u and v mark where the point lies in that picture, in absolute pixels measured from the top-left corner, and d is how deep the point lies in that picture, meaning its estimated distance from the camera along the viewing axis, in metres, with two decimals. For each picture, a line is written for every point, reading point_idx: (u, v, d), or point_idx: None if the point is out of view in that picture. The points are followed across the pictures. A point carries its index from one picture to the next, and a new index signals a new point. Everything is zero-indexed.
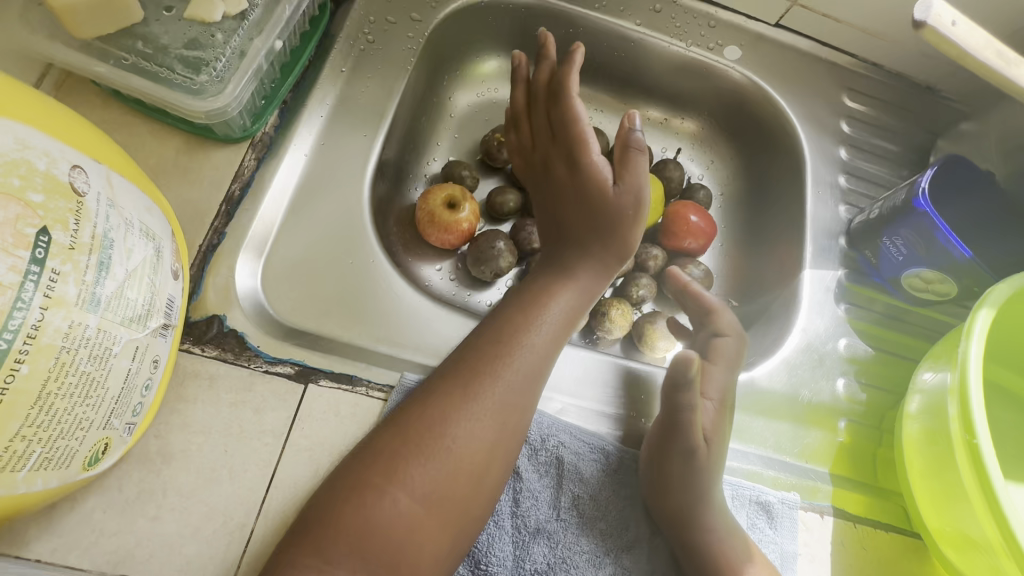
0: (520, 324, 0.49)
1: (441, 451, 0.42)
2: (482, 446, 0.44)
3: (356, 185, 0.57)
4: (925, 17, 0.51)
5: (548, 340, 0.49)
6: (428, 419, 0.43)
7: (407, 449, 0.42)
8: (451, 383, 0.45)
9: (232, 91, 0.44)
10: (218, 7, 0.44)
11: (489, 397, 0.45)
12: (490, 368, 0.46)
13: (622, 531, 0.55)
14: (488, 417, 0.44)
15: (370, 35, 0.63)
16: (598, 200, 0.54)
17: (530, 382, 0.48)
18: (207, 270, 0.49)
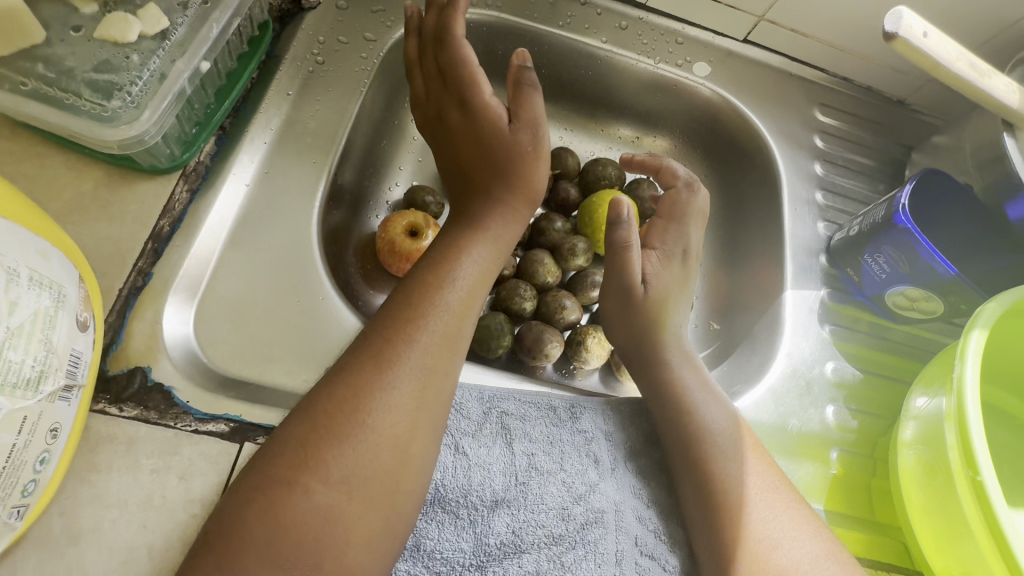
0: (432, 284, 0.45)
1: (360, 433, 0.38)
2: (403, 417, 0.39)
3: (305, 216, 0.53)
4: (896, 29, 0.49)
5: (467, 294, 0.45)
6: (343, 398, 0.39)
7: (322, 436, 0.37)
8: (362, 357, 0.41)
9: (148, 118, 0.39)
10: (133, 27, 0.40)
11: (404, 364, 0.41)
12: (404, 332, 0.42)
13: (586, 471, 0.51)
14: (405, 385, 0.40)
15: (319, 56, 0.59)
16: (489, 138, 0.51)
17: (450, 343, 0.43)
18: (130, 315, 0.44)
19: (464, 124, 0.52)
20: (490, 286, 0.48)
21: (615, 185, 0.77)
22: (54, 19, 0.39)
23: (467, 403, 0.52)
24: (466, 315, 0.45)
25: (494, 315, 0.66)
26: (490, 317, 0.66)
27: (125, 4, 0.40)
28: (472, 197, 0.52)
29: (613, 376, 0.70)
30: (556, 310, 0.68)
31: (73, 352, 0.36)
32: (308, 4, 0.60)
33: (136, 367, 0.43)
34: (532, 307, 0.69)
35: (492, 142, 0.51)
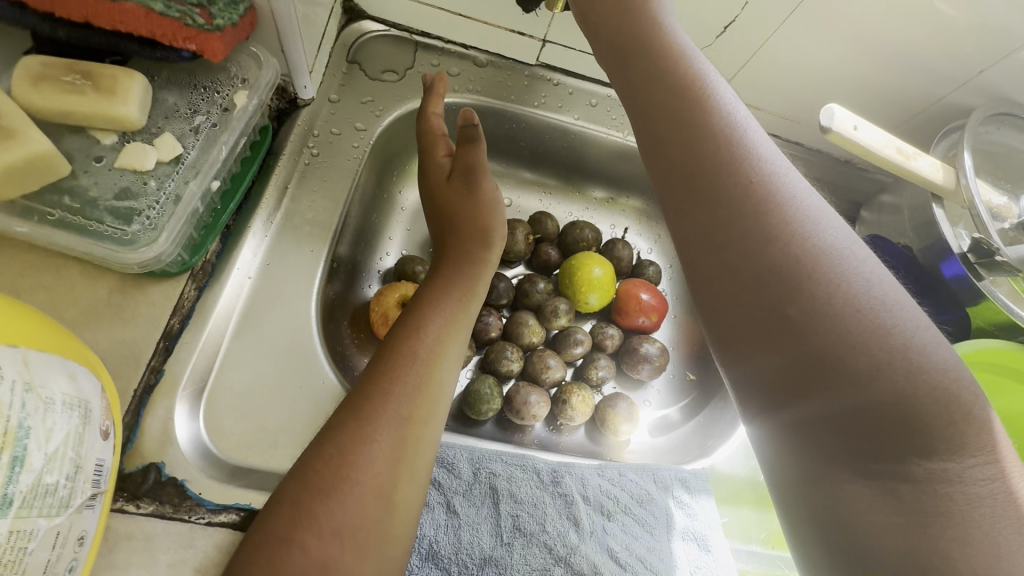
0: (405, 335, 0.46)
1: (347, 487, 0.39)
2: (386, 467, 0.40)
3: (303, 302, 0.57)
4: (829, 124, 0.55)
5: (441, 342, 0.47)
6: (332, 455, 0.40)
7: (314, 494, 0.38)
8: (345, 412, 0.42)
9: (165, 239, 0.43)
10: (150, 156, 0.44)
11: (384, 416, 0.42)
12: (384, 385, 0.43)
13: (567, 531, 0.55)
14: (386, 437, 0.41)
15: (314, 148, 0.64)
16: (442, 189, 0.58)
17: (426, 387, 0.44)
18: (144, 413, 0.47)
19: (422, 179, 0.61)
20: (466, 329, 0.49)
21: (592, 246, 0.82)
22: (78, 152, 0.43)
23: (458, 462, 0.55)
24: (442, 362, 0.46)
25: (483, 378, 0.70)
26: (479, 381, 0.70)
27: (142, 134, 0.45)
28: (441, 252, 0.55)
29: (599, 430, 0.73)
30: (541, 370, 0.72)
31: (98, 460, 0.40)
32: (302, 101, 0.65)
33: (150, 463, 0.46)
34: (519, 367, 0.73)
35: (443, 196, 0.58)
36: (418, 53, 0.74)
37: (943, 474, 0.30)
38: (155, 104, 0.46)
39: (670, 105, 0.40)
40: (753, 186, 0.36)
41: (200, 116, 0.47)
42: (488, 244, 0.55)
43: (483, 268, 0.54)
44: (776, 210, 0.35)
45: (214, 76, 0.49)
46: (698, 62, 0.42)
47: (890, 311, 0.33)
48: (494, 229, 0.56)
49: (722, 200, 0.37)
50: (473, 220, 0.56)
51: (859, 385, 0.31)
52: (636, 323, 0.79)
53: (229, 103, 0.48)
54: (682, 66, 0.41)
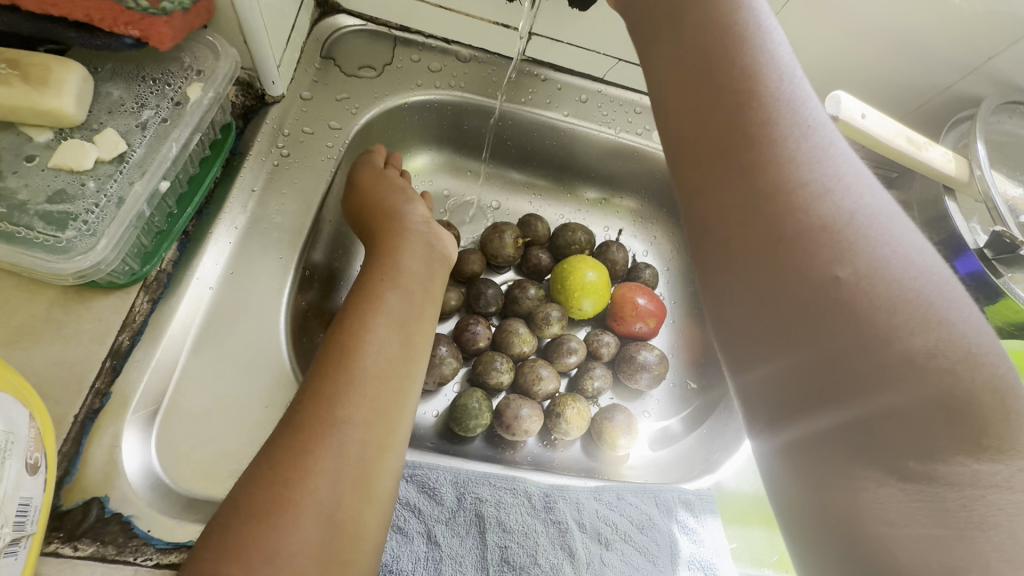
0: (349, 334, 0.41)
1: (287, 509, 0.34)
2: (331, 483, 0.35)
3: (271, 313, 0.52)
4: (836, 112, 0.52)
5: (390, 338, 0.42)
6: (267, 474, 0.35)
7: (250, 525, 0.33)
8: (284, 426, 0.37)
9: (105, 247, 0.38)
10: (89, 153, 0.39)
11: (329, 426, 0.37)
12: (323, 389, 0.38)
13: (559, 564, 0.50)
14: (328, 447, 0.36)
15: (284, 148, 0.60)
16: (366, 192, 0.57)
17: (376, 389, 0.39)
18: (86, 441, 0.42)
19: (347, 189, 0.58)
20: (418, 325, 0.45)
21: (586, 249, 0.77)
22: (6, 150, 0.39)
23: (441, 488, 0.51)
24: (392, 361, 0.41)
25: (471, 392, 0.65)
26: (467, 394, 0.65)
27: (81, 130, 0.40)
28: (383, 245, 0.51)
29: (595, 445, 0.68)
30: (533, 382, 0.68)
31: (22, 499, 0.35)
32: (271, 98, 0.60)
33: (92, 497, 0.41)
34: (510, 378, 0.69)
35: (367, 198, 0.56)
36: (397, 48, 0.70)
37: (987, 477, 0.26)
38: (97, 98, 0.42)
39: (700, 58, 0.35)
40: (785, 144, 0.31)
41: (148, 111, 0.43)
42: (427, 240, 0.52)
43: (427, 263, 0.50)
44: (802, 176, 0.31)
45: (165, 68, 0.45)
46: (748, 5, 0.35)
47: (942, 287, 0.28)
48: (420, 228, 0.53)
49: (741, 167, 0.32)
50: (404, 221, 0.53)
51: (885, 380, 0.27)
52: (633, 330, 0.74)
53: (182, 97, 0.44)
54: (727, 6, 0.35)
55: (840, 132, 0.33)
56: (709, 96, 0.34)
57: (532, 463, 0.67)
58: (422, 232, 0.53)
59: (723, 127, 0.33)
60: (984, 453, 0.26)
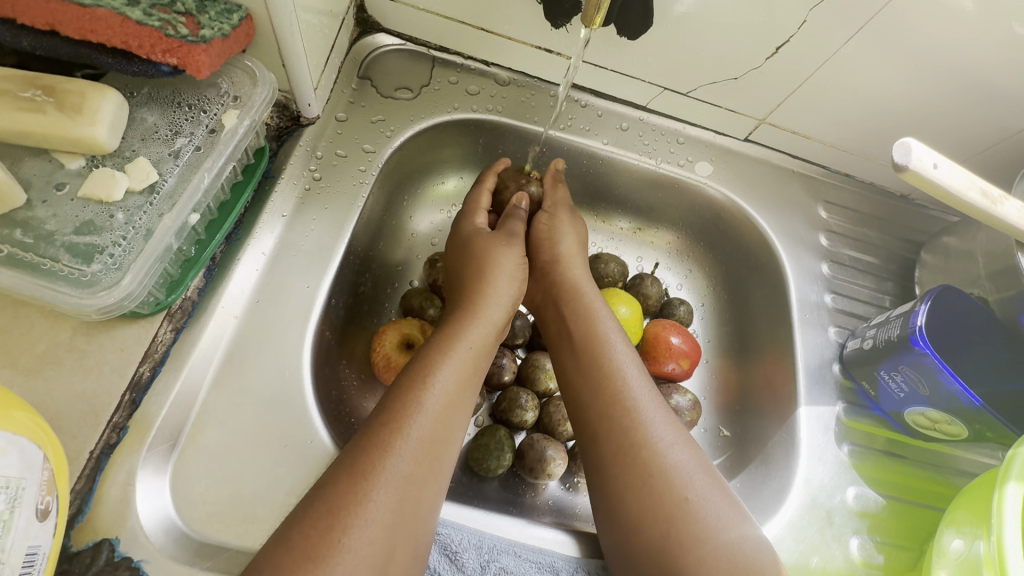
0: (411, 386, 0.44)
1: (340, 556, 0.36)
2: (384, 534, 0.38)
3: (295, 347, 0.50)
4: (905, 161, 0.48)
5: (450, 397, 0.45)
6: (324, 517, 0.37)
7: (299, 566, 0.35)
8: (342, 470, 0.39)
9: (129, 283, 0.37)
10: (119, 183, 0.38)
11: (387, 476, 0.39)
12: (384, 440, 0.41)
13: None
14: (385, 498, 0.39)
15: (316, 171, 0.58)
16: (480, 238, 0.58)
17: (433, 445, 0.42)
18: (100, 479, 0.40)
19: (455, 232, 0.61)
20: (474, 382, 0.48)
21: (618, 282, 0.74)
22: (37, 178, 0.37)
23: (464, 554, 0.50)
24: (450, 420, 0.44)
25: (494, 429, 0.63)
26: (490, 433, 0.62)
27: (113, 158, 0.39)
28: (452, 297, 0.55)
29: None
30: (558, 422, 0.65)
31: (29, 549, 0.33)
32: (306, 120, 0.59)
33: (103, 538, 0.39)
34: (534, 417, 0.66)
35: (478, 249, 0.57)
36: (436, 69, 0.69)
37: None
38: (132, 124, 0.41)
39: (600, 398, 0.51)
40: (625, 426, 0.49)
41: (182, 139, 0.41)
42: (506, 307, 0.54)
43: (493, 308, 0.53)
44: (644, 435, 0.48)
45: (202, 93, 0.43)
46: (619, 346, 0.54)
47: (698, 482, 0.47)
48: (505, 295, 0.55)
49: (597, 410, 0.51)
50: (478, 274, 0.55)
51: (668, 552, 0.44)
52: (665, 370, 0.71)
53: (217, 124, 0.42)
54: (603, 350, 0.53)
55: (654, 405, 0.50)
56: (619, 436, 0.48)
57: (552, 507, 0.64)
58: (503, 298, 0.54)
59: (617, 449, 0.48)
60: None
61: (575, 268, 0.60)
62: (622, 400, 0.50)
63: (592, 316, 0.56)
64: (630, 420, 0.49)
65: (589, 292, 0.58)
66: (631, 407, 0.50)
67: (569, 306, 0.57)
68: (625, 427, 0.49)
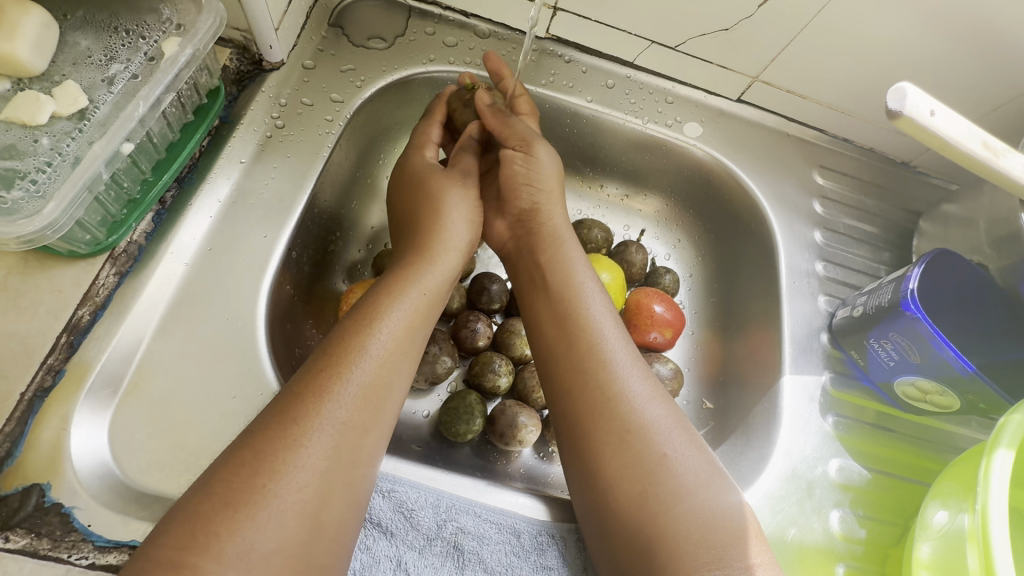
0: (356, 331, 0.42)
1: (265, 501, 0.34)
2: (315, 479, 0.36)
3: (249, 298, 0.48)
4: (900, 107, 0.44)
5: (395, 342, 0.43)
6: (249, 460, 0.35)
7: (218, 510, 0.33)
8: (274, 414, 0.37)
9: (52, 212, 0.34)
10: (44, 107, 0.35)
11: (323, 421, 0.37)
12: (320, 383, 0.39)
13: None
14: (320, 445, 0.36)
15: (279, 119, 0.55)
16: (432, 177, 0.56)
17: (375, 392, 0.40)
18: (32, 423, 0.39)
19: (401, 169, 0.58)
20: (423, 332, 0.45)
21: (601, 248, 0.71)
22: None
23: (420, 512, 0.47)
24: (394, 363, 0.42)
25: (464, 395, 0.61)
26: (459, 398, 0.60)
27: (40, 81, 0.37)
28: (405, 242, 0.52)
29: None
30: (532, 389, 0.62)
31: None
32: (269, 65, 0.56)
33: (32, 483, 0.37)
34: (507, 383, 0.63)
35: (429, 188, 0.55)
36: (412, 19, 0.65)
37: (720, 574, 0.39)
38: (63, 48, 0.38)
39: (575, 352, 0.48)
40: (590, 376, 0.46)
41: (117, 65, 0.39)
42: (456, 254, 0.52)
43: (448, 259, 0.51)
44: (620, 391, 0.46)
45: (142, 19, 0.40)
46: (597, 300, 0.51)
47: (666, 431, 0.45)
48: (457, 240, 0.53)
49: (562, 362, 0.48)
50: (434, 219, 0.53)
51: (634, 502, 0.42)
52: (647, 339, 0.68)
53: (156, 51, 0.40)
54: (578, 303, 0.50)
55: (622, 354, 0.48)
56: (583, 388, 0.46)
57: (525, 475, 0.62)
58: (458, 245, 0.52)
59: (591, 404, 0.45)
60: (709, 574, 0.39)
61: (552, 213, 0.57)
62: (598, 354, 0.47)
63: (568, 268, 0.53)
64: (605, 374, 0.46)
65: (566, 243, 0.55)
66: (607, 361, 0.47)
67: (545, 258, 0.54)
68: (601, 382, 0.46)
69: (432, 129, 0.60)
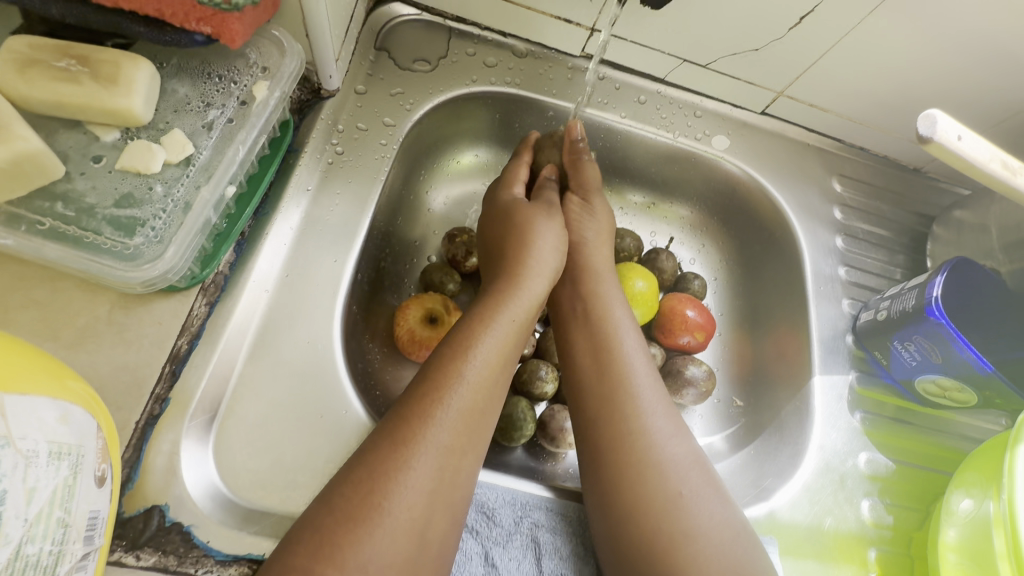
0: (450, 359, 0.45)
1: (381, 519, 0.38)
2: (422, 501, 0.40)
3: (326, 321, 0.51)
4: (930, 133, 0.47)
5: (491, 369, 0.46)
6: (366, 480, 0.39)
7: (343, 525, 0.37)
8: (384, 438, 0.41)
9: (173, 255, 0.37)
10: (157, 156, 0.38)
11: (428, 445, 0.41)
12: (425, 412, 0.42)
13: None
14: (426, 467, 0.40)
15: (338, 145, 0.58)
16: (519, 210, 0.59)
17: (473, 416, 0.44)
18: (146, 449, 0.41)
19: (490, 204, 0.62)
20: (513, 357, 0.49)
21: (633, 257, 0.75)
22: (73, 150, 0.37)
23: (500, 511, 0.52)
24: (490, 391, 0.45)
25: (515, 400, 0.64)
26: (511, 404, 0.63)
27: (147, 130, 0.39)
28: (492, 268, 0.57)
29: None
30: None
31: (90, 514, 0.34)
32: (326, 92, 0.58)
33: (153, 504, 0.40)
34: (553, 388, 0.67)
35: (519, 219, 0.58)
36: (453, 40, 0.67)
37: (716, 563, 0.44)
38: (164, 95, 0.40)
39: (603, 386, 0.52)
40: (612, 386, 0.52)
41: (214, 111, 0.41)
42: (542, 274, 0.54)
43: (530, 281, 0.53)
44: (645, 427, 0.50)
45: (231, 64, 0.42)
46: (629, 338, 0.55)
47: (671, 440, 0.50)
48: (549, 263, 0.55)
49: (587, 374, 0.53)
50: (519, 243, 0.56)
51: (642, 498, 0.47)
52: (679, 343, 0.72)
53: (248, 95, 0.42)
54: (613, 339, 0.54)
55: (642, 371, 0.53)
56: (606, 397, 0.51)
57: (572, 474, 0.66)
58: (543, 267, 0.55)
59: (622, 435, 0.50)
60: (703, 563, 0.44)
61: (598, 252, 0.61)
62: (627, 390, 0.51)
63: (594, 292, 0.58)
64: (633, 410, 0.50)
65: (607, 282, 0.59)
66: (636, 398, 0.51)
67: (584, 293, 0.58)
68: (627, 418, 0.50)
69: (518, 168, 0.64)
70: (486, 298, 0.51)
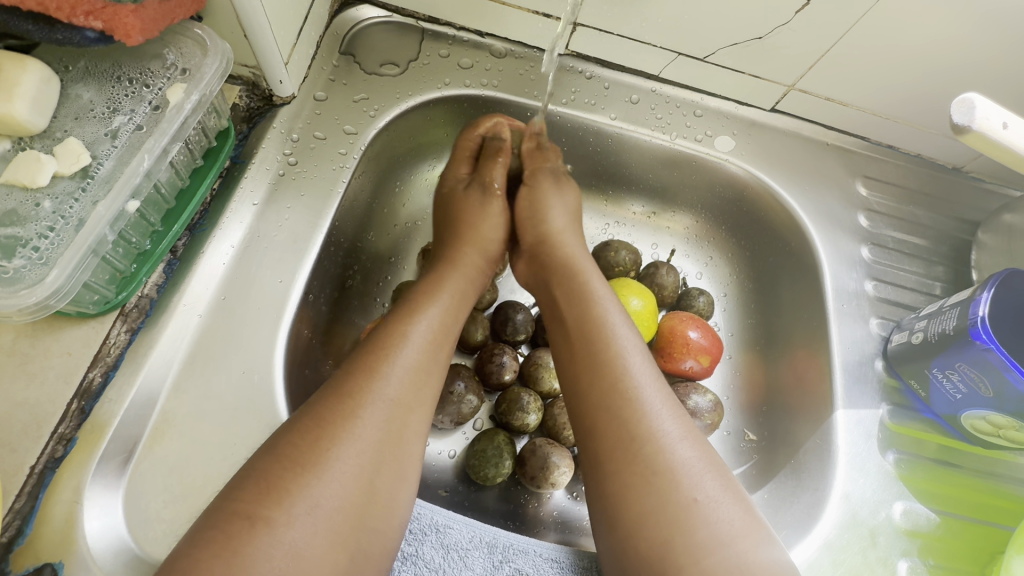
0: (403, 321, 0.44)
1: (328, 464, 0.36)
2: (370, 451, 0.37)
3: (265, 348, 0.45)
4: (968, 122, 0.39)
5: (436, 331, 0.45)
6: (312, 428, 0.37)
7: (286, 470, 0.35)
8: (332, 392, 0.39)
9: (56, 279, 0.33)
10: (46, 167, 0.34)
11: (378, 400, 0.39)
12: (373, 367, 0.41)
13: None
14: (374, 418, 0.38)
15: (292, 155, 0.53)
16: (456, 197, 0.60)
17: (421, 376, 0.42)
18: (43, 498, 0.37)
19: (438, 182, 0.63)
20: (456, 319, 0.48)
21: (630, 270, 0.67)
22: None
23: (473, 554, 0.45)
24: (438, 350, 0.44)
25: (492, 434, 0.57)
26: (487, 438, 0.56)
27: (42, 139, 0.35)
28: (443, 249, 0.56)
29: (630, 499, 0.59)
30: (564, 426, 0.58)
31: None
32: (280, 100, 0.54)
33: (45, 561, 0.36)
34: (536, 420, 0.59)
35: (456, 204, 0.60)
36: (425, 42, 0.62)
37: (735, 565, 0.37)
38: (65, 101, 0.36)
39: (595, 382, 0.44)
40: (603, 361, 0.45)
41: (121, 117, 0.37)
42: (479, 245, 0.56)
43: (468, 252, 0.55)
44: (649, 429, 0.41)
45: (146, 65, 0.39)
46: (621, 329, 0.47)
47: (678, 425, 0.42)
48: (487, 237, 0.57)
49: (577, 354, 0.47)
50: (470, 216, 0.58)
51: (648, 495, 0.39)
52: (682, 368, 0.64)
53: (161, 100, 0.38)
54: (598, 329, 0.47)
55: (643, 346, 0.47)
56: (595, 376, 0.45)
57: (557, 521, 0.58)
58: (487, 230, 0.58)
59: (603, 403, 0.43)
60: (718, 561, 0.37)
61: (566, 240, 0.56)
62: (625, 389, 0.43)
63: (568, 264, 0.54)
64: (630, 418, 0.42)
65: (587, 272, 0.53)
66: (635, 397, 0.43)
67: (567, 281, 0.52)
68: (624, 416, 0.42)
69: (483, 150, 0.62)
70: (440, 266, 0.53)
